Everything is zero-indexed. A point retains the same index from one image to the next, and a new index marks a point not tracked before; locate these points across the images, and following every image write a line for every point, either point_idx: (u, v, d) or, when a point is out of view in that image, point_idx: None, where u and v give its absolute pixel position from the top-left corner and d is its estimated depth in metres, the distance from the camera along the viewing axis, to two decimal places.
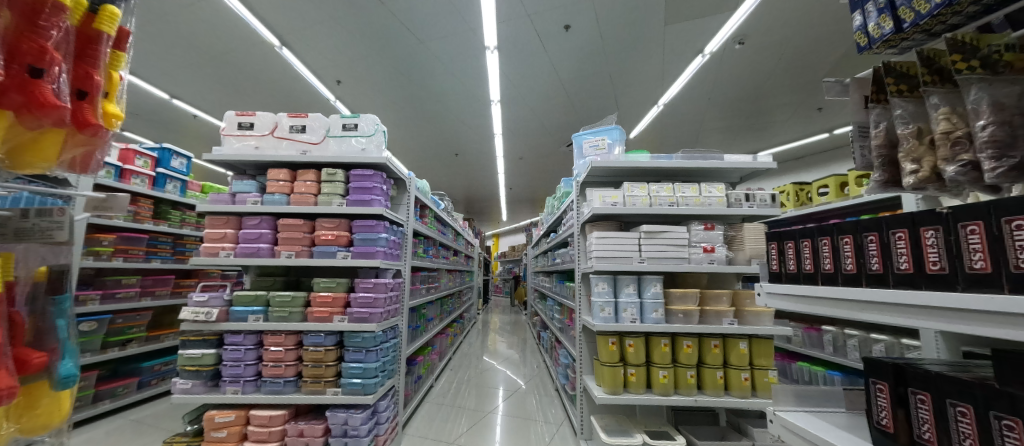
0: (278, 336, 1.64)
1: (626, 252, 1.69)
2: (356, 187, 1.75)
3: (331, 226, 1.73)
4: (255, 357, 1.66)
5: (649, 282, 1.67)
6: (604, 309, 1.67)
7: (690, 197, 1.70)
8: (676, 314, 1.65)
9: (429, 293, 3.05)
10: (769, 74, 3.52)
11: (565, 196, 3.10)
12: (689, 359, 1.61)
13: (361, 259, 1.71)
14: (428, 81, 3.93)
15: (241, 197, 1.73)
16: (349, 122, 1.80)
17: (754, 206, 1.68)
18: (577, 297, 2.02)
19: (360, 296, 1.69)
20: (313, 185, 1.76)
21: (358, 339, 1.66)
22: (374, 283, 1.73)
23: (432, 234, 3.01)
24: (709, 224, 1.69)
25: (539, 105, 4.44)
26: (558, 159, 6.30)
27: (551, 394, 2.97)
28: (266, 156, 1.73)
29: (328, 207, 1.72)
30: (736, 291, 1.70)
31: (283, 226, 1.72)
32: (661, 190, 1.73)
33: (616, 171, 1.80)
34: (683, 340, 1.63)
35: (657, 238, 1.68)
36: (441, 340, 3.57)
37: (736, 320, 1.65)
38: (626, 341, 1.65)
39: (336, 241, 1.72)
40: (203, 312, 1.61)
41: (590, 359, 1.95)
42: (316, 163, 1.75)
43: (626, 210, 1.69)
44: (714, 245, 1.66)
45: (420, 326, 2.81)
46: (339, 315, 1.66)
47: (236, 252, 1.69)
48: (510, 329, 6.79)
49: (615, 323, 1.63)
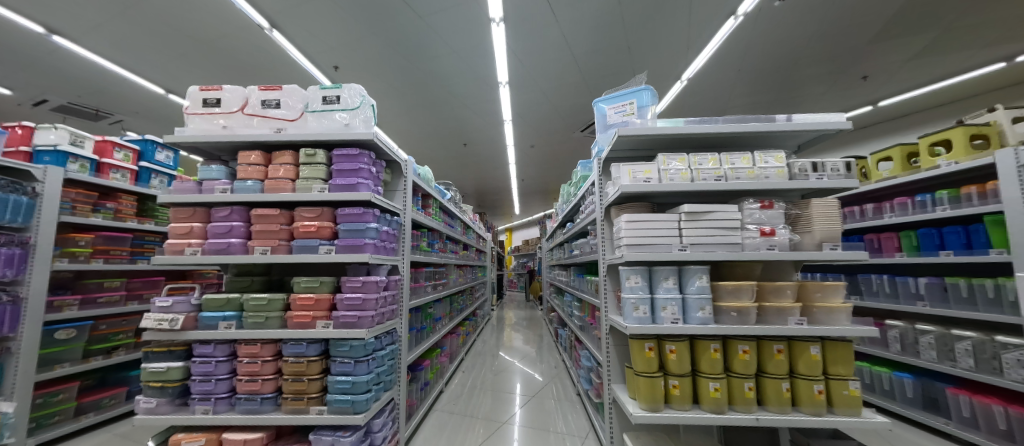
0: (252, 346, 1.40)
1: (663, 238, 1.39)
2: (340, 169, 1.49)
3: (312, 215, 1.46)
4: (227, 370, 1.43)
5: (693, 275, 1.36)
6: (639, 309, 1.37)
7: (742, 169, 1.38)
8: (728, 313, 1.34)
9: (436, 291, 2.80)
10: (811, 39, 3.12)
11: (583, 180, 2.78)
12: (745, 368, 1.30)
13: (347, 253, 1.44)
14: (429, 62, 3.64)
15: (209, 186, 1.49)
16: (330, 94, 1.52)
17: (825, 178, 1.34)
18: (603, 294, 1.73)
19: (346, 297, 1.43)
20: (290, 168, 1.50)
21: (345, 348, 1.41)
22: (365, 282, 1.47)
23: (438, 227, 2.73)
24: (766, 202, 1.36)
25: (550, 86, 4.12)
26: (570, 146, 5.96)
27: (572, 398, 2.70)
28: (235, 136, 1.48)
29: (307, 193, 1.46)
30: (802, 283, 1.38)
31: (256, 217, 1.47)
32: (706, 161, 1.41)
33: (650, 141, 1.49)
34: (738, 345, 1.32)
35: (703, 219, 1.36)
36: (451, 341, 3.32)
37: (805, 319, 1.33)
38: (665, 346, 1.35)
39: (318, 233, 1.45)
40: (166, 319, 1.38)
41: (619, 365, 1.66)
42: (294, 142, 1.50)
43: (664, 187, 1.38)
44: (774, 227, 1.33)
45: (426, 328, 2.56)
46: (324, 320, 1.41)
47: (204, 249, 1.46)
48: (525, 325, 6.54)
49: (653, 325, 1.33)
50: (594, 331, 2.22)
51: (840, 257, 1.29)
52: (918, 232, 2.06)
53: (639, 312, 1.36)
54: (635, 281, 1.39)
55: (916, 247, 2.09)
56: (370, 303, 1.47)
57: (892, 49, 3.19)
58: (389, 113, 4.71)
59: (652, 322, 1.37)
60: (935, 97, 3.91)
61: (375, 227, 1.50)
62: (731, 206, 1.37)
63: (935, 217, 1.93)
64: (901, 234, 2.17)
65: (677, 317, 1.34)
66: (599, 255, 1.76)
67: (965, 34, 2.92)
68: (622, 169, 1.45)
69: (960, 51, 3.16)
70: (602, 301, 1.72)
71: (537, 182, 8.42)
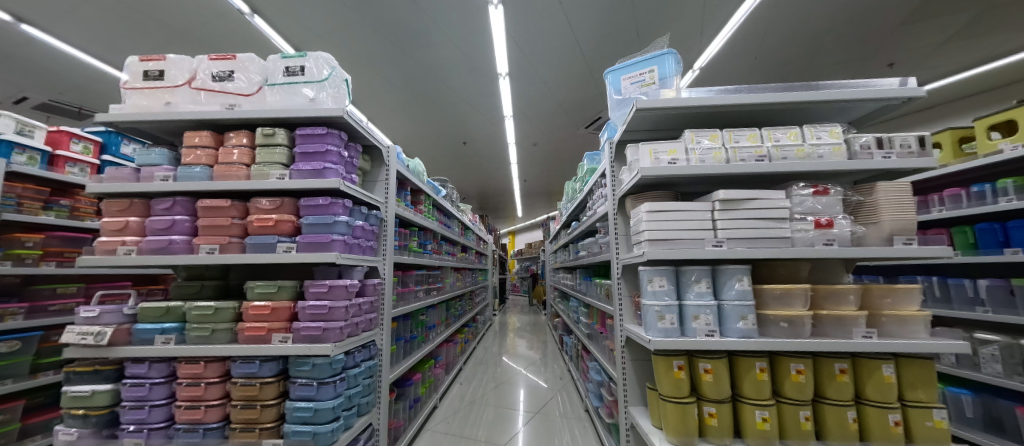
0: (194, 365, 1.15)
1: (693, 231, 1.13)
2: (302, 151, 1.24)
3: (269, 207, 1.22)
4: (165, 395, 1.18)
5: (730, 277, 1.10)
6: (665, 319, 1.11)
7: (789, 146, 1.13)
8: (776, 323, 1.08)
9: (429, 296, 2.54)
10: (836, 21, 2.88)
11: (591, 173, 2.53)
12: (800, 393, 1.04)
13: (309, 252, 1.19)
14: (424, 51, 3.42)
15: (147, 173, 1.25)
16: (292, 63, 1.28)
17: (894, 156, 1.09)
18: (617, 299, 1.47)
19: (308, 305, 1.18)
20: (245, 151, 1.26)
21: (305, 367, 1.15)
22: (334, 286, 1.22)
23: (431, 226, 2.49)
24: (818, 186, 1.11)
25: (553, 77, 3.90)
26: (574, 144, 5.74)
27: (580, 414, 2.42)
28: (180, 114, 1.25)
29: (264, 180, 1.22)
30: (866, 286, 1.12)
31: (202, 209, 1.23)
32: (744, 138, 1.16)
33: (674, 117, 1.24)
34: (790, 364, 1.06)
35: (743, 209, 1.11)
36: (448, 350, 3.07)
37: (874, 331, 1.07)
38: (698, 364, 1.09)
39: (275, 228, 1.21)
40: (91, 333, 1.14)
41: (638, 384, 1.40)
42: (250, 122, 1.26)
43: (692, 170, 1.13)
44: (831, 218, 1.08)
45: (418, 337, 2.30)
46: (282, 333, 1.16)
47: (141, 249, 1.22)
48: (529, 331, 6.27)
49: (683, 339, 1.08)
50: (606, 341, 1.97)
51: (917, 254, 1.03)
52: (975, 227, 1.81)
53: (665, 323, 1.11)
54: (660, 284, 1.14)
55: (973, 244, 1.84)
56: (338, 312, 1.22)
57: (922, 32, 2.94)
58: (384, 109, 4.50)
59: (681, 335, 1.11)
60: (964, 88, 3.66)
61: (346, 221, 1.25)
62: (776, 191, 1.11)
63: (999, 210, 1.67)
64: (954, 231, 1.91)
65: (713, 328, 1.08)
66: (612, 254, 1.51)
67: (1005, 15, 2.68)
68: (640, 149, 1.21)
69: (996, 34, 2.92)
70: (617, 308, 1.46)
71: (540, 183, 8.21)
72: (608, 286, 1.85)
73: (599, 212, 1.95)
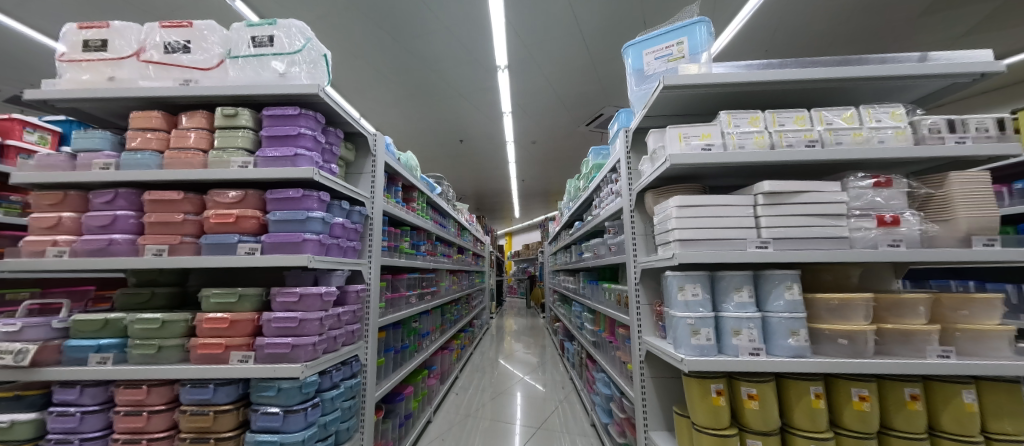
0: (135, 390, 0.96)
1: (733, 230, 0.95)
2: (269, 135, 1.05)
3: (230, 201, 1.03)
4: (100, 426, 0.98)
5: (777, 284, 0.93)
6: (701, 335, 0.93)
7: (845, 130, 0.96)
8: (832, 339, 0.91)
9: (423, 301, 2.35)
10: (853, 11, 2.74)
11: (598, 169, 2.36)
12: (865, 425, 0.86)
13: (277, 254, 1.00)
14: (419, 41, 3.24)
15: (85, 160, 1.05)
16: (260, 32, 1.09)
17: (969, 141, 0.92)
18: (635, 309, 1.29)
19: (275, 317, 0.99)
20: (203, 134, 1.07)
21: (270, 393, 0.96)
22: (306, 294, 1.03)
23: (425, 226, 2.30)
24: (879, 177, 0.94)
25: (555, 71, 3.73)
26: (574, 142, 5.58)
27: (586, 429, 2.24)
28: (125, 90, 1.05)
29: (224, 169, 1.03)
30: (934, 295, 0.95)
31: (149, 202, 1.03)
32: (790, 121, 0.99)
33: (707, 97, 1.07)
34: (851, 389, 0.88)
35: (790, 203, 0.94)
36: (443, 358, 2.87)
37: (949, 349, 0.90)
38: (740, 389, 0.91)
39: (236, 226, 1.02)
40: (8, 352, 0.93)
41: (660, 404, 1.22)
42: (209, 101, 1.08)
43: (731, 158, 0.96)
44: (898, 214, 0.91)
45: (410, 347, 2.10)
46: (242, 351, 0.97)
47: (74, 250, 1.02)
48: (527, 334, 6.08)
49: (723, 359, 0.90)
50: (616, 351, 1.79)
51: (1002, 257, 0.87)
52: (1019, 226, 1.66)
53: (700, 339, 0.92)
54: (693, 293, 0.96)
55: None
56: (310, 326, 1.02)
57: (940, 25, 2.83)
58: (377, 103, 4.31)
59: (719, 353, 0.93)
60: None
61: (322, 217, 1.06)
62: (829, 182, 0.94)
63: None
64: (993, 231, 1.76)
65: (758, 345, 0.90)
66: (628, 257, 1.33)
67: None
68: (667, 133, 1.03)
69: (1015, 27, 2.81)
70: (635, 318, 1.28)
71: (538, 183, 8.05)
72: (620, 292, 1.67)
73: (610, 210, 1.77)
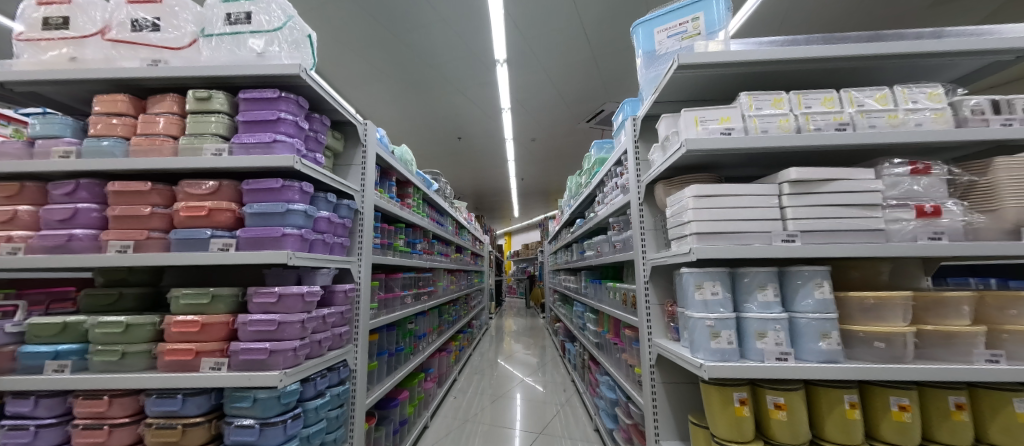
0: (95, 402, 0.86)
1: (756, 223, 0.86)
2: (246, 120, 0.95)
3: (202, 192, 0.94)
4: (57, 441, 0.87)
5: (803, 281, 0.84)
6: (721, 338, 0.84)
7: (879, 112, 0.88)
8: (867, 343, 0.82)
9: (419, 302, 2.26)
10: None
11: (601, 164, 2.28)
12: (906, 437, 0.77)
13: (254, 251, 0.91)
14: (416, 34, 3.14)
15: (43, 148, 0.96)
16: (236, 8, 1.00)
17: (1016, 123, 0.84)
18: (645, 309, 1.20)
19: (251, 320, 0.89)
20: (173, 120, 0.98)
21: (245, 404, 0.86)
22: (285, 295, 0.92)
23: (421, 223, 2.21)
24: (917, 164, 0.86)
25: (555, 65, 3.64)
26: (574, 140, 5.50)
27: (589, 434, 2.15)
28: (87, 71, 0.96)
29: (195, 157, 0.94)
30: (978, 293, 0.87)
31: (113, 194, 0.94)
32: (817, 102, 0.90)
33: (725, 78, 0.98)
34: (889, 398, 0.80)
35: (821, 192, 0.85)
36: (440, 360, 2.78)
37: (997, 353, 0.81)
38: (766, 398, 0.83)
39: (209, 220, 0.93)
40: None
41: (672, 412, 1.14)
42: (181, 83, 0.99)
43: (755, 142, 0.87)
44: (940, 205, 0.83)
45: (405, 349, 2.01)
46: (213, 358, 0.88)
47: (31, 247, 0.93)
48: (528, 335, 5.99)
49: (748, 365, 0.81)
50: (622, 354, 1.70)
51: None
52: None
53: (721, 343, 0.83)
54: (713, 291, 0.86)
55: None
56: (289, 330, 0.92)
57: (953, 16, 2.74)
58: (373, 99, 4.22)
59: (741, 358, 0.84)
60: None
61: (304, 210, 0.96)
62: (863, 169, 0.86)
63: None
64: None
65: (785, 349, 0.81)
66: (637, 253, 1.24)
67: None
68: (683, 117, 0.94)
69: None
70: (645, 319, 1.19)
71: (537, 182, 7.96)
72: (627, 292, 1.58)
73: (616, 205, 1.68)
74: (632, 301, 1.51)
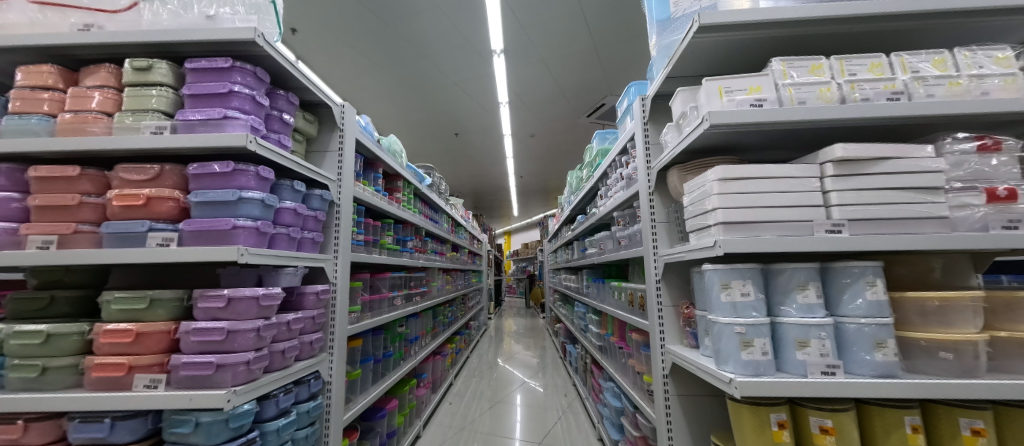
0: (7, 427, 0.72)
1: (793, 209, 0.72)
2: (192, 93, 0.82)
3: (140, 177, 0.80)
4: None
5: (852, 279, 0.70)
6: (754, 348, 0.70)
7: (938, 78, 0.74)
8: (930, 353, 0.68)
9: (410, 303, 2.11)
10: None
11: (604, 155, 2.14)
12: None
13: (200, 246, 0.77)
14: (409, 23, 2.99)
15: None
16: None
17: None
18: (657, 312, 1.06)
19: (194, 329, 0.75)
20: (109, 94, 0.84)
21: (186, 430, 0.72)
22: (235, 298, 0.78)
23: (411, 219, 2.07)
24: (985, 139, 0.72)
25: (553, 56, 3.50)
26: (574, 135, 5.36)
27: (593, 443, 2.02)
28: (7, 37, 0.82)
29: (132, 137, 0.80)
30: None
31: (36, 181, 0.79)
32: (863, 68, 0.76)
33: (752, 43, 0.84)
34: (959, 419, 0.66)
35: (873, 173, 0.71)
36: (434, 364, 2.64)
37: None
38: (809, 420, 0.69)
39: (147, 211, 0.79)
40: None
41: (690, 429, 1.00)
42: (118, 52, 0.85)
43: (791, 115, 0.73)
44: (1016, 187, 0.69)
45: (395, 355, 1.87)
46: (150, 374, 0.74)
47: None
48: (528, 335, 5.85)
49: (789, 381, 0.67)
50: (629, 359, 1.56)
51: None
52: None
53: (755, 355, 0.69)
54: (744, 292, 0.72)
55: None
56: (241, 339, 0.78)
57: None
58: (366, 93, 4.08)
59: (777, 371, 0.70)
60: None
61: (260, 198, 0.82)
62: (922, 145, 0.72)
63: None
64: None
65: (833, 361, 0.67)
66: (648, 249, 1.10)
67: None
68: (704, 87, 0.80)
69: None
70: (657, 323, 1.05)
71: (536, 179, 7.81)
72: (635, 292, 1.44)
73: (621, 198, 1.54)
74: (641, 303, 1.37)
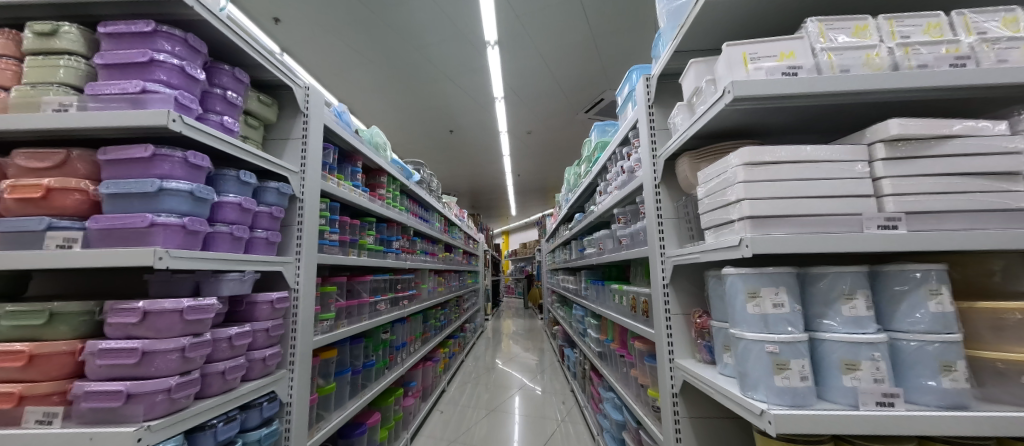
0: None
1: (838, 200, 0.58)
2: (105, 62, 0.67)
3: (40, 165, 0.66)
4: None
5: (911, 287, 0.57)
6: (790, 372, 0.56)
7: (1012, 39, 0.60)
8: (1010, 378, 0.55)
9: (397, 307, 1.97)
10: None
11: (603, 148, 2.00)
12: None
13: (110, 249, 0.63)
14: (398, 12, 2.85)
15: None
16: None
17: None
18: (664, 321, 0.92)
19: (100, 351, 0.61)
20: (8, 65, 0.70)
21: None
22: (152, 312, 0.63)
23: (397, 218, 1.93)
24: None
25: (549, 48, 3.37)
26: (573, 132, 5.23)
27: None
28: None
29: (29, 115, 0.65)
30: None
31: None
32: (917, 30, 0.63)
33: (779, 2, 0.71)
34: None
35: (936, 155, 0.57)
36: (425, 371, 2.50)
37: None
38: None
39: (46, 206, 0.64)
40: None
41: None
42: (20, 14, 0.70)
43: (835, 84, 0.59)
44: None
45: (379, 364, 1.73)
46: (43, 408, 0.60)
47: None
48: (526, 336, 5.72)
49: (837, 415, 0.53)
50: (631, 369, 1.42)
51: None
52: None
53: (792, 380, 0.55)
54: (777, 303, 0.58)
55: None
56: (159, 362, 0.64)
57: None
58: (356, 88, 3.95)
59: (817, 399, 0.57)
60: None
61: (188, 189, 0.68)
62: (997, 120, 0.58)
63: None
64: None
65: (890, 388, 0.54)
66: (655, 249, 0.97)
67: None
68: (724, 55, 0.66)
69: None
70: (665, 335, 0.91)
71: (533, 177, 7.67)
72: (639, 297, 1.30)
73: (623, 193, 1.40)
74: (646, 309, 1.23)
